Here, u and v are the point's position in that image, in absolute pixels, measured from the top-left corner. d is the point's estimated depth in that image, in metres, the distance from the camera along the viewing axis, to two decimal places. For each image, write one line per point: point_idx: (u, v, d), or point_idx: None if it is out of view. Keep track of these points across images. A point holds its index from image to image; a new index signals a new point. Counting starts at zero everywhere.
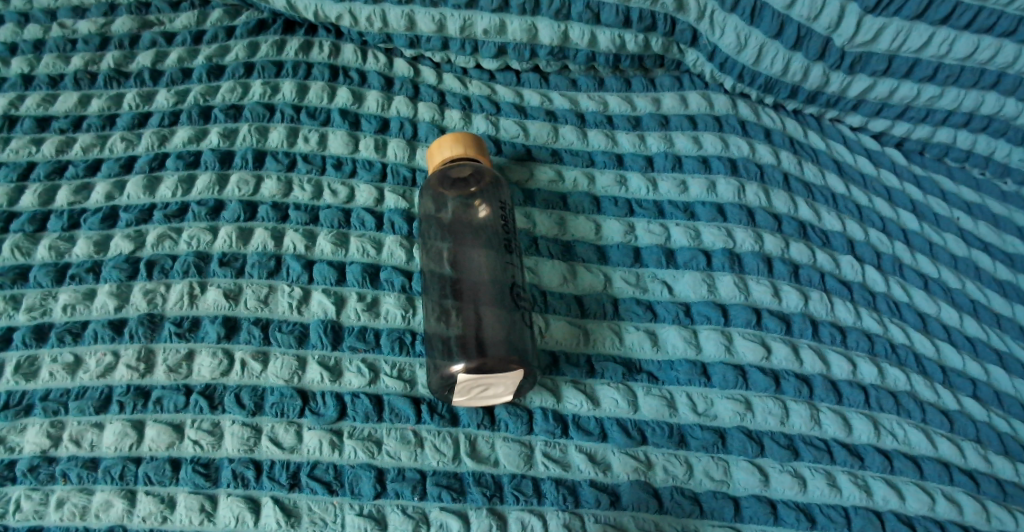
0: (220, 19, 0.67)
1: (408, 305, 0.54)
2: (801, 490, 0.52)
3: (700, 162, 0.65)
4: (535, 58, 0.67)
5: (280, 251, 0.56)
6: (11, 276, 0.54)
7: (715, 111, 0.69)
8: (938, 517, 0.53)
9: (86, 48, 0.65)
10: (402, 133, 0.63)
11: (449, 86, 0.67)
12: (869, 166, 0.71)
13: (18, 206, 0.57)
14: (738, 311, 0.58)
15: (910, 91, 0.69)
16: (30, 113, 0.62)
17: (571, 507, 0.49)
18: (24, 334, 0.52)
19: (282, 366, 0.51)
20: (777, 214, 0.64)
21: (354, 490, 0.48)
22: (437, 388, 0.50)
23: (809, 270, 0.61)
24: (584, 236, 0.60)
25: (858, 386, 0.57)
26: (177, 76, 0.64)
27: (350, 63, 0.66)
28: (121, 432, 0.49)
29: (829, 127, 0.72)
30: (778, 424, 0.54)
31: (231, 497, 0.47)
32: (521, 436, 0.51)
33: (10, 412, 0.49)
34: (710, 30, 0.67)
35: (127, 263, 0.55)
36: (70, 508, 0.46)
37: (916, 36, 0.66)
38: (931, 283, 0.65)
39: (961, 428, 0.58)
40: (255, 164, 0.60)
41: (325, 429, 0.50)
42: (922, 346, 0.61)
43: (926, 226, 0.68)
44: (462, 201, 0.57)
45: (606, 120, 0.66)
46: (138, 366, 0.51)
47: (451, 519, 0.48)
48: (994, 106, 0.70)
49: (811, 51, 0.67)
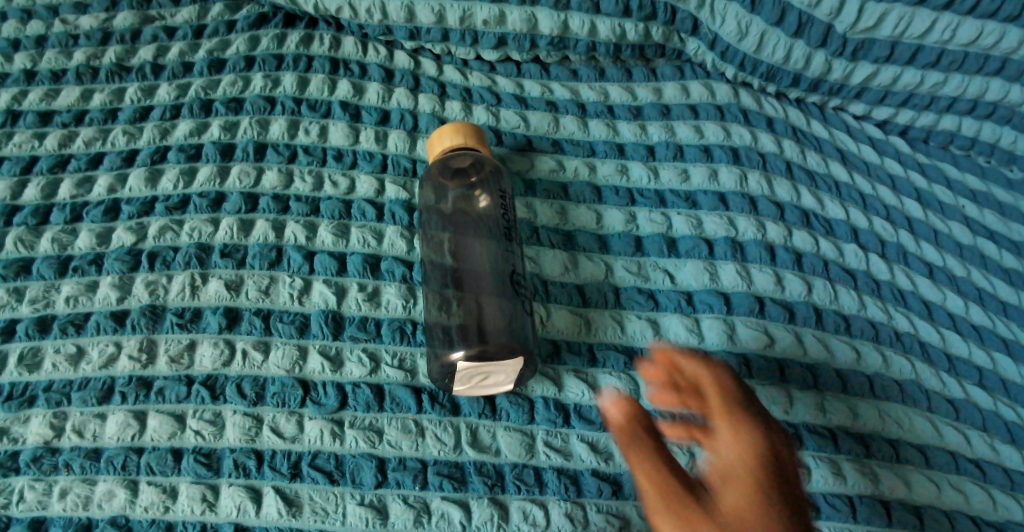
0: (221, 13, 0.67)
1: (409, 295, 0.54)
2: (806, 479, 0.52)
3: (702, 150, 0.64)
4: (535, 48, 0.67)
5: (282, 242, 0.56)
6: (14, 268, 0.54)
7: (717, 100, 0.68)
8: (945, 506, 0.53)
9: (88, 43, 0.65)
10: (402, 124, 0.63)
11: (450, 77, 0.67)
12: (873, 154, 0.70)
13: (21, 200, 0.57)
14: (741, 299, 0.57)
15: (914, 78, 0.68)
16: (33, 107, 0.62)
17: (573, 497, 0.49)
18: (28, 326, 0.52)
19: (284, 355, 0.51)
20: (779, 202, 0.63)
21: (355, 478, 0.48)
22: (438, 376, 0.50)
23: (813, 257, 0.61)
24: (586, 226, 0.60)
25: (863, 375, 0.56)
26: (179, 70, 0.64)
27: (351, 55, 0.66)
28: (123, 422, 0.49)
29: (832, 115, 0.72)
30: (783, 413, 0.54)
31: (233, 486, 0.47)
32: (523, 425, 0.51)
33: (15, 403, 0.49)
34: (711, 18, 0.67)
35: (129, 254, 0.55)
36: (73, 498, 0.47)
37: (918, 23, 0.66)
38: (936, 271, 0.64)
39: (967, 416, 0.57)
40: (256, 156, 0.60)
41: (327, 419, 0.50)
42: (928, 333, 0.60)
43: (931, 215, 0.68)
44: (462, 192, 0.58)
45: (607, 110, 0.66)
46: (141, 356, 0.51)
47: (453, 508, 0.48)
48: (999, 93, 0.69)
49: (814, 38, 0.67)
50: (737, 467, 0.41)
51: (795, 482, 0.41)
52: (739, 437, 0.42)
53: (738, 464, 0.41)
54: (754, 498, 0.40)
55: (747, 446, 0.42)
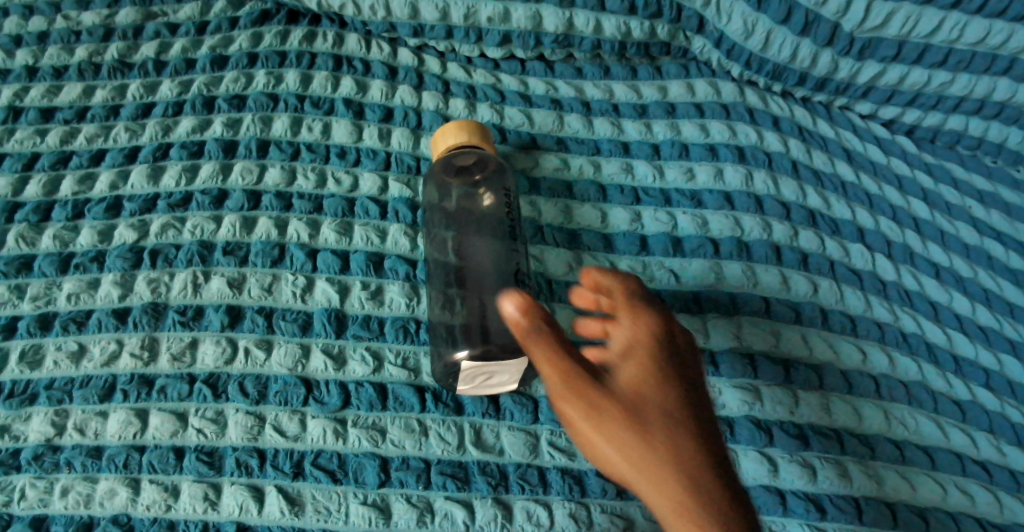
0: (223, 9, 0.66)
1: (412, 293, 0.54)
2: (811, 480, 0.51)
3: (708, 149, 0.64)
4: (541, 46, 0.66)
5: (284, 239, 0.55)
6: (15, 266, 0.53)
7: (723, 99, 0.68)
8: (950, 508, 0.53)
9: (90, 39, 0.64)
10: (406, 121, 0.62)
11: (454, 74, 0.66)
12: (879, 154, 0.70)
13: (23, 197, 0.57)
14: (748, 300, 0.57)
15: (921, 77, 0.68)
16: (35, 103, 0.61)
17: (577, 497, 0.49)
18: (29, 323, 0.51)
19: (286, 354, 0.51)
20: (786, 202, 0.63)
21: (358, 477, 0.48)
22: (442, 375, 0.50)
23: (819, 257, 0.60)
24: (590, 225, 0.59)
25: (869, 376, 0.56)
26: (182, 67, 0.63)
27: (355, 52, 0.65)
28: (124, 421, 0.48)
29: (838, 114, 0.71)
30: (789, 414, 0.53)
31: (234, 485, 0.47)
32: (527, 425, 0.51)
33: (16, 400, 0.49)
34: (718, 16, 0.66)
35: (131, 252, 0.54)
36: (75, 497, 0.46)
37: (926, 22, 0.65)
38: (943, 272, 0.64)
39: (973, 417, 0.57)
40: (259, 153, 0.59)
41: (329, 418, 0.49)
42: (934, 335, 0.60)
43: (937, 215, 0.68)
44: (466, 190, 0.57)
45: (613, 108, 0.65)
46: (143, 354, 0.50)
47: (457, 508, 0.47)
48: (1006, 93, 0.69)
49: (821, 36, 0.66)
50: (634, 351, 0.46)
51: (685, 367, 0.47)
52: (637, 331, 0.47)
53: (639, 344, 0.46)
54: (653, 371, 0.45)
55: (642, 337, 0.47)
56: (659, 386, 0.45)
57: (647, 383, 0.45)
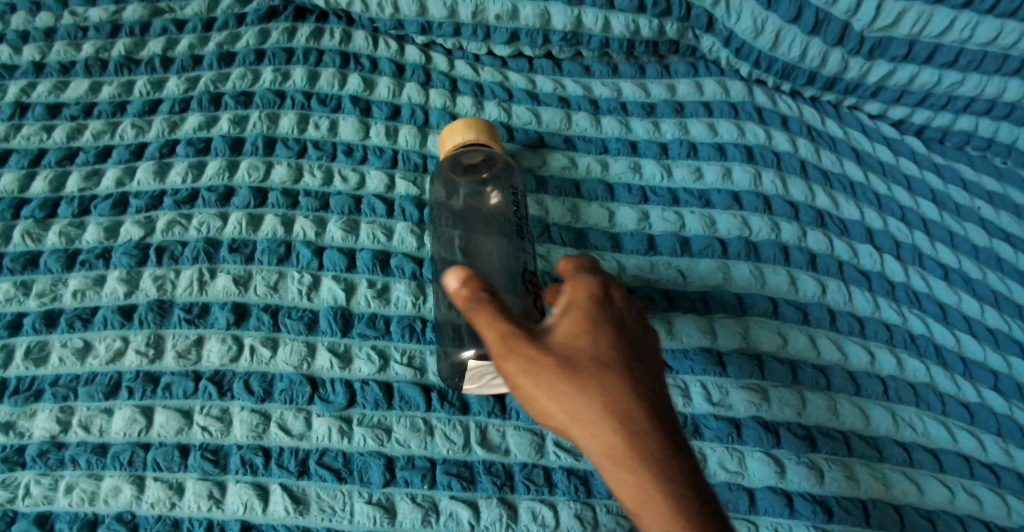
0: (231, 6, 0.66)
1: (419, 292, 0.54)
2: (818, 482, 0.51)
3: (715, 148, 0.63)
4: (548, 44, 0.66)
5: (290, 237, 0.55)
6: (21, 262, 0.54)
7: (731, 98, 0.67)
8: (959, 511, 0.53)
9: (97, 36, 0.65)
10: (413, 119, 0.62)
11: (461, 72, 0.66)
12: (888, 154, 0.69)
13: (28, 192, 0.57)
14: (754, 299, 0.57)
15: (931, 77, 0.67)
16: (42, 99, 0.62)
17: (582, 498, 0.49)
18: (35, 320, 0.52)
19: (292, 351, 0.51)
20: (794, 202, 0.62)
21: (363, 477, 0.48)
22: (448, 374, 0.50)
23: (827, 258, 0.60)
24: (597, 224, 0.59)
25: (877, 378, 0.56)
26: (188, 63, 0.64)
27: (361, 49, 0.65)
28: (129, 418, 0.48)
29: (847, 114, 0.71)
30: (796, 415, 0.53)
31: (240, 483, 0.47)
32: (533, 425, 0.50)
33: (22, 397, 0.49)
34: (726, 14, 0.66)
35: (137, 248, 0.54)
36: (79, 494, 0.46)
37: (936, 21, 0.65)
38: (952, 273, 0.63)
39: (982, 420, 0.57)
40: (265, 150, 0.59)
41: (335, 417, 0.49)
42: (943, 337, 0.59)
43: (947, 216, 0.67)
44: (473, 188, 0.58)
45: (620, 107, 0.65)
46: (148, 351, 0.51)
47: (462, 508, 0.47)
48: (1018, 93, 0.68)
49: (831, 36, 0.66)
50: (573, 305, 0.42)
51: (629, 320, 0.43)
52: (578, 284, 0.43)
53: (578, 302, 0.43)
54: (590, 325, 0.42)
55: (581, 293, 0.43)
56: (599, 341, 0.41)
57: (584, 336, 0.41)
